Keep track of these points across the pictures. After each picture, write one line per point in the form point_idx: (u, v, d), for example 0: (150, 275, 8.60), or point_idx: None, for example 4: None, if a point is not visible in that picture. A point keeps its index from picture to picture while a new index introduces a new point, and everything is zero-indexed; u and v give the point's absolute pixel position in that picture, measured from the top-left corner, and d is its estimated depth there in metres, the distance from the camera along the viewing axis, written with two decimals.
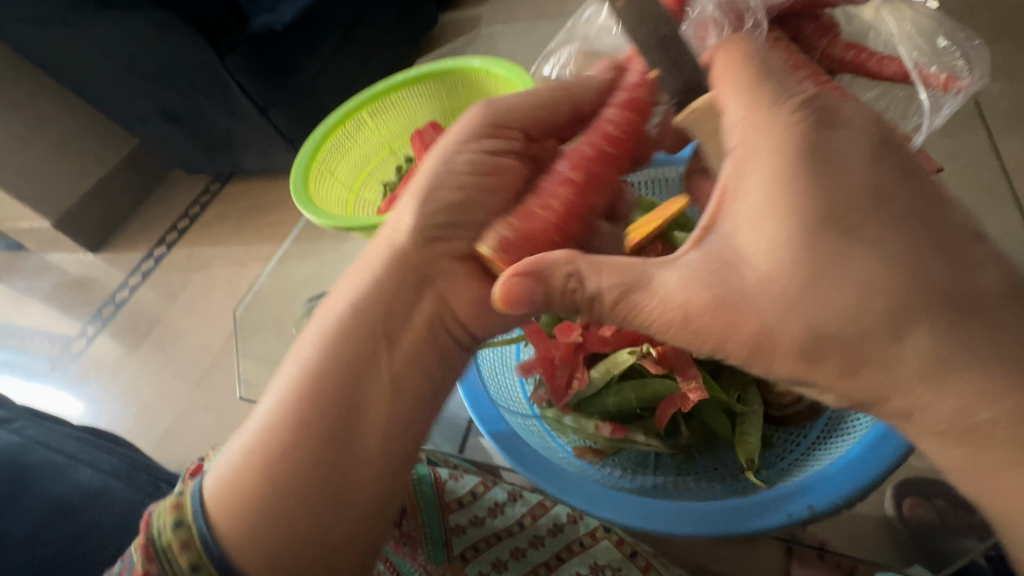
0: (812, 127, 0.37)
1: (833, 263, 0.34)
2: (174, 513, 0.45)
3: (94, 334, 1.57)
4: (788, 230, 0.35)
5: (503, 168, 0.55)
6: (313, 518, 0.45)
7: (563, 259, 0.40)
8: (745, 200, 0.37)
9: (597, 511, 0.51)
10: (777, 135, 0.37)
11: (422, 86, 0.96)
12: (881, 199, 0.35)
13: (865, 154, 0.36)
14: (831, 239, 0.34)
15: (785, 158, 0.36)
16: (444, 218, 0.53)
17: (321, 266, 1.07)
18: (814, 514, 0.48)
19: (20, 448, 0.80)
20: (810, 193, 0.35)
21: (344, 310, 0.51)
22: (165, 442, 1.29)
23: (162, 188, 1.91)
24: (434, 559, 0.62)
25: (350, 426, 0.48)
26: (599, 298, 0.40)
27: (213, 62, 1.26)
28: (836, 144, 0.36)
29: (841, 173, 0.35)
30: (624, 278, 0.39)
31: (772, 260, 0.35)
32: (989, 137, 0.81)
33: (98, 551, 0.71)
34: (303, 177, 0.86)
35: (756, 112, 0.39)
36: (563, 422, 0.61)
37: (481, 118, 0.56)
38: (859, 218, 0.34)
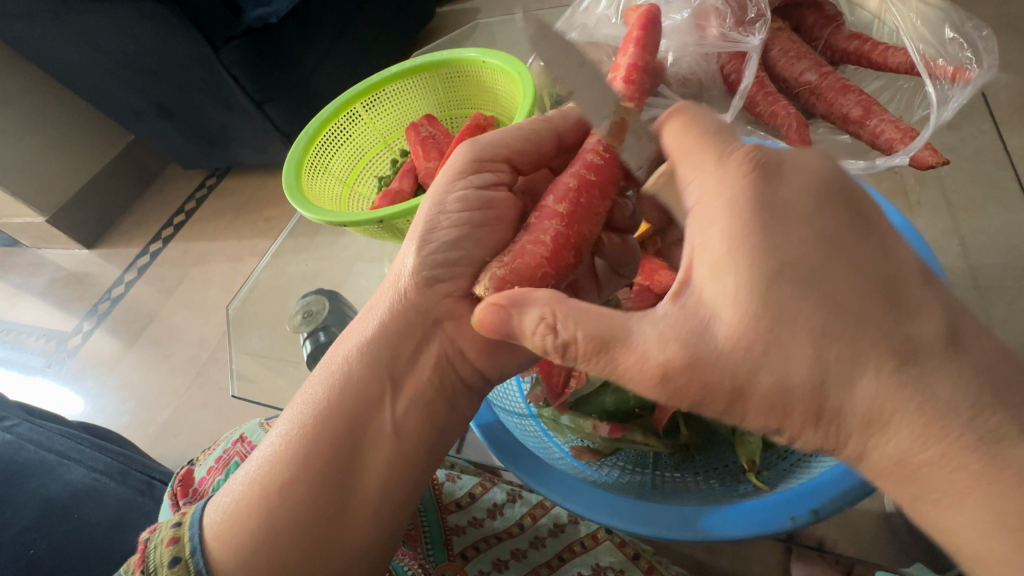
0: (756, 182, 0.34)
1: (798, 328, 0.31)
2: (172, 549, 0.47)
3: (90, 330, 1.55)
4: (748, 292, 0.32)
5: (496, 202, 0.52)
6: (311, 551, 0.47)
7: (535, 309, 0.38)
8: (704, 255, 0.35)
9: (596, 516, 0.50)
10: (727, 190, 0.35)
11: (418, 78, 0.95)
12: (838, 254, 0.32)
13: (815, 203, 0.33)
14: (791, 299, 0.31)
15: (737, 215, 0.33)
16: (442, 258, 0.50)
17: (317, 261, 1.06)
18: (820, 518, 0.46)
19: (12, 447, 0.80)
20: (764, 251, 0.32)
21: (352, 350, 0.52)
22: (162, 438, 1.28)
23: (158, 183, 1.90)
24: (433, 557, 0.61)
25: (353, 464, 0.49)
26: (572, 346, 0.37)
27: (207, 55, 1.24)
28: (786, 195, 0.33)
29: (793, 226, 0.32)
30: (601, 330, 0.36)
31: (736, 320, 0.32)
32: (995, 129, 0.80)
33: (92, 549, 0.70)
34: (296, 170, 0.84)
35: (701, 164, 0.37)
36: (560, 422, 0.61)
37: (466, 155, 0.53)
38: (817, 279, 0.31)
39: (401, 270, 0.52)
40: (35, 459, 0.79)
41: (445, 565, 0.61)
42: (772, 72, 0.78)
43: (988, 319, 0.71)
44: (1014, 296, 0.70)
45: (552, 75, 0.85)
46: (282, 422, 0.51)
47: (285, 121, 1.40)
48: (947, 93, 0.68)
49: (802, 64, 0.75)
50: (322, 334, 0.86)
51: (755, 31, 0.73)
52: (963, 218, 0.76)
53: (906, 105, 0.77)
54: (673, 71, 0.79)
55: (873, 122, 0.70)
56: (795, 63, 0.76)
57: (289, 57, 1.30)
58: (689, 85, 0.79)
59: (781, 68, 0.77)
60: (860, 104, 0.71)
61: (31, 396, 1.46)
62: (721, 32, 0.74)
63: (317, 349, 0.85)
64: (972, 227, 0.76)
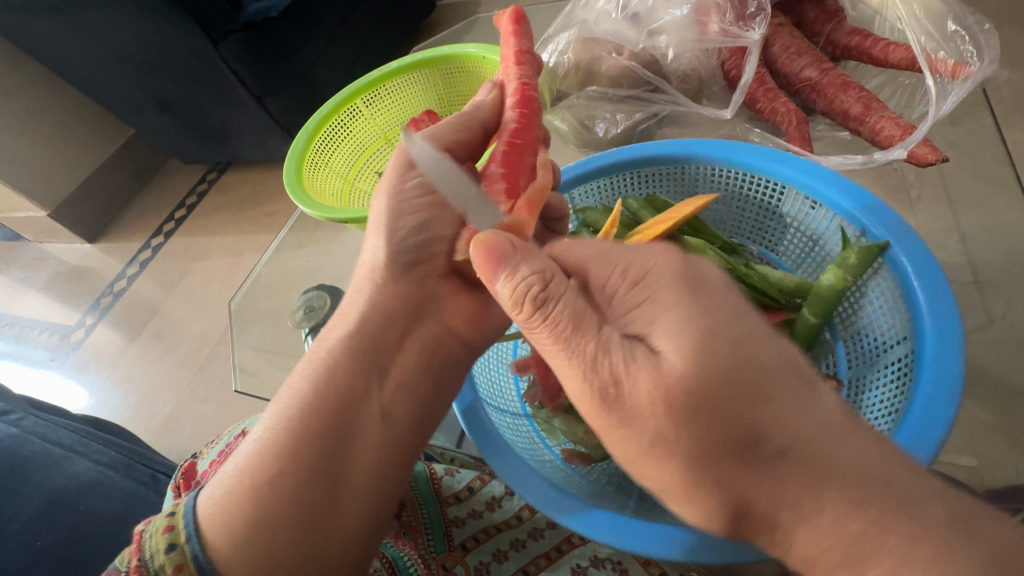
0: (678, 259, 0.42)
1: (722, 403, 0.35)
2: (168, 536, 0.44)
3: (93, 324, 1.56)
4: (686, 349, 0.36)
5: (447, 185, 0.59)
6: (305, 539, 0.46)
7: (537, 264, 0.42)
8: (646, 305, 0.40)
9: (575, 524, 0.51)
10: (662, 265, 0.41)
11: (419, 73, 0.95)
12: (742, 326, 0.38)
13: (720, 282, 0.41)
14: (720, 355, 0.36)
15: (676, 292, 0.39)
16: (414, 243, 0.57)
17: (319, 256, 1.07)
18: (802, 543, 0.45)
19: (17, 439, 0.81)
20: (698, 314, 0.38)
21: (336, 344, 0.55)
22: (166, 431, 1.29)
23: (159, 178, 1.90)
24: (433, 548, 0.61)
25: (341, 454, 0.50)
26: (552, 303, 0.40)
27: (207, 50, 1.25)
28: (703, 274, 0.41)
29: (710, 297, 0.39)
30: (575, 316, 0.40)
31: (681, 367, 0.36)
32: (996, 123, 0.80)
33: (97, 539, 0.71)
34: (296, 166, 0.85)
35: (620, 254, 0.43)
36: (553, 424, 0.62)
37: (408, 149, 0.58)
38: (733, 360, 0.36)
39: (374, 259, 0.57)
40: (40, 452, 0.80)
41: (446, 555, 0.61)
42: (773, 68, 0.78)
43: (988, 316, 0.72)
44: (1011, 293, 0.71)
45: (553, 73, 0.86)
46: (269, 414, 0.51)
47: (286, 116, 1.40)
48: (947, 88, 0.68)
49: (803, 60, 0.75)
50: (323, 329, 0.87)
51: (755, 26, 0.73)
52: (962, 215, 0.77)
53: (906, 101, 0.77)
54: (673, 67, 0.79)
55: (873, 119, 0.70)
56: (795, 60, 0.75)
57: (288, 52, 1.30)
58: (690, 81, 0.80)
59: (781, 64, 0.77)
60: (860, 101, 0.71)
61: (36, 390, 1.48)
62: (722, 27, 0.74)
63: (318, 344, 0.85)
64: (973, 224, 0.76)
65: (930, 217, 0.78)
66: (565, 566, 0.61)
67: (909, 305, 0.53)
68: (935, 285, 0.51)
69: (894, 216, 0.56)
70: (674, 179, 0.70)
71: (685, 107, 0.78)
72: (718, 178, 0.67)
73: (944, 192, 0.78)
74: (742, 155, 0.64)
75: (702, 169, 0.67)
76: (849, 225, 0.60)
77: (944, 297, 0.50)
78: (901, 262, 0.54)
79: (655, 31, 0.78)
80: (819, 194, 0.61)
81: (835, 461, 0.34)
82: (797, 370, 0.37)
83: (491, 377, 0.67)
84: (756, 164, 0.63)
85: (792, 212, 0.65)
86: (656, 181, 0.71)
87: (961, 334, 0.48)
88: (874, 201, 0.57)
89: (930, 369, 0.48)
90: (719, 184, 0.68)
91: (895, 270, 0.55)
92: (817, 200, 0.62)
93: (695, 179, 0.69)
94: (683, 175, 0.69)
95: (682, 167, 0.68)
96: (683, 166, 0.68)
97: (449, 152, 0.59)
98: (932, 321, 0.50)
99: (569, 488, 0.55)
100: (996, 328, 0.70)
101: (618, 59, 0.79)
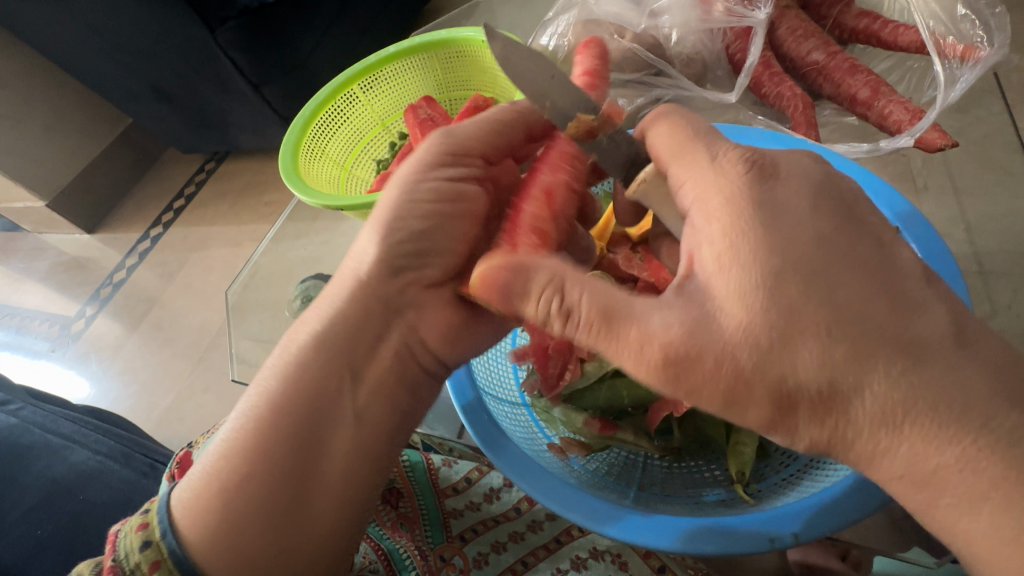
0: (752, 180, 0.39)
1: (806, 325, 0.35)
2: (142, 534, 0.46)
3: (92, 315, 1.56)
4: (744, 281, 0.36)
5: (467, 195, 0.54)
6: (275, 540, 0.46)
7: (541, 276, 0.40)
8: (706, 247, 0.38)
9: (567, 514, 0.51)
10: (722, 188, 0.39)
11: (415, 58, 0.93)
12: (833, 252, 0.36)
13: (808, 203, 0.38)
14: (797, 293, 0.35)
15: (739, 210, 0.38)
16: (412, 249, 0.52)
17: (317, 245, 1.06)
18: (799, 541, 0.45)
19: (16, 429, 0.81)
20: (766, 249, 0.36)
21: (304, 342, 0.52)
22: (166, 422, 1.29)
23: (157, 168, 1.88)
24: (431, 540, 0.61)
25: (309, 455, 0.48)
26: (575, 312, 0.39)
27: (203, 36, 1.23)
28: (782, 196, 0.38)
29: (791, 223, 0.37)
30: (602, 303, 0.38)
31: (744, 314, 0.35)
32: (1007, 110, 0.79)
33: (95, 530, 0.71)
34: (293, 153, 0.84)
35: (688, 168, 0.41)
36: (552, 414, 0.60)
37: (439, 146, 0.54)
38: (817, 262, 0.35)
39: (362, 262, 0.53)
40: (39, 442, 0.80)
41: (444, 546, 0.61)
42: (779, 52, 0.77)
43: (992, 306, 0.71)
44: (1017, 283, 0.70)
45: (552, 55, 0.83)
46: (237, 414, 0.50)
47: (284, 104, 1.39)
48: (955, 73, 0.66)
49: (809, 43, 0.73)
50: None
51: (761, 5, 0.72)
52: (970, 203, 0.75)
53: (915, 86, 0.75)
54: (676, 50, 0.78)
55: (881, 104, 0.68)
56: (802, 43, 0.74)
57: (285, 37, 1.27)
58: (694, 65, 0.78)
59: (788, 47, 0.75)
60: (868, 85, 0.69)
61: (37, 380, 1.48)
62: (727, 6, 0.73)
63: None
64: (980, 213, 0.74)
65: (936, 206, 0.76)
66: (564, 557, 0.61)
67: None
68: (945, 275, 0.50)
69: (902, 203, 0.55)
70: None
71: (688, 91, 0.76)
72: None
73: (951, 180, 0.77)
74: (748, 139, 0.63)
75: None
76: None
77: (955, 286, 0.49)
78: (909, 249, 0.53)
79: (657, 11, 0.77)
80: None
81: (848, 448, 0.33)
82: (901, 292, 0.35)
83: (489, 365, 0.65)
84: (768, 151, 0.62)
85: None
86: None
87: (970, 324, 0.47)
88: (887, 193, 0.56)
89: None
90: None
91: None
92: None
93: None
94: None
95: None
96: None
97: (477, 160, 0.55)
98: None
99: (571, 478, 0.55)
100: (1002, 319, 0.69)
101: (620, 41, 0.77)
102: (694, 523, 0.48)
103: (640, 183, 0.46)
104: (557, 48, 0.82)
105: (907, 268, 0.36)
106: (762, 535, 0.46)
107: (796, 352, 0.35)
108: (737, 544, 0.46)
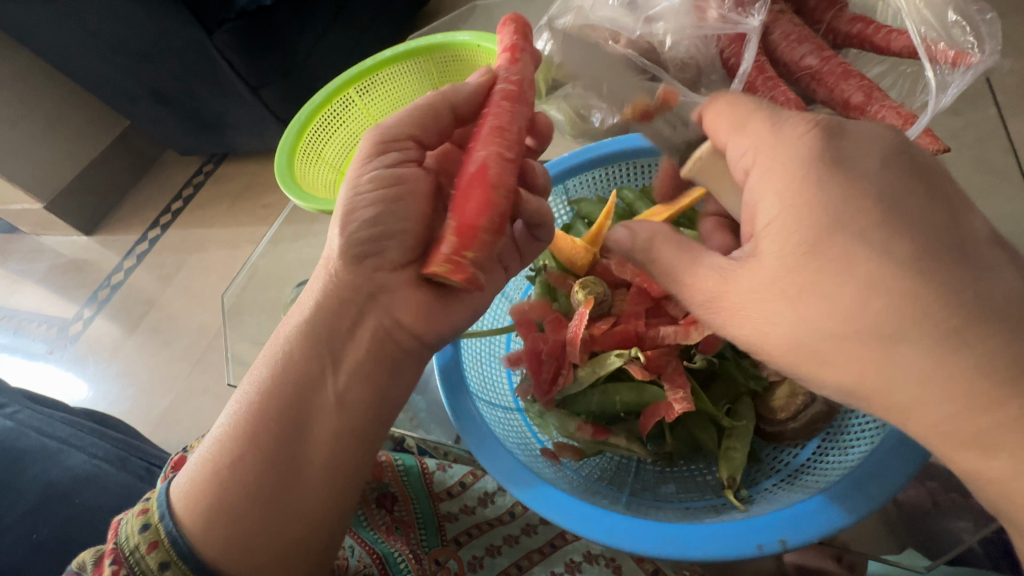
0: (817, 141, 0.40)
1: (857, 271, 0.37)
2: (141, 518, 0.48)
3: (90, 317, 1.56)
4: (795, 241, 0.39)
5: (405, 177, 0.54)
6: (268, 523, 0.47)
7: (609, 244, 0.48)
8: (765, 203, 0.41)
9: (553, 518, 0.51)
10: (784, 151, 0.41)
11: (411, 62, 0.93)
12: (894, 210, 0.37)
13: (874, 163, 0.39)
14: (844, 245, 0.37)
15: (805, 170, 0.39)
16: (365, 236, 0.51)
17: (314, 248, 1.06)
18: (787, 548, 0.46)
19: (13, 432, 0.81)
20: (819, 205, 0.38)
21: (290, 335, 0.52)
22: (164, 424, 1.29)
23: (155, 170, 1.88)
24: (426, 543, 0.61)
25: (296, 441, 0.49)
26: (631, 275, 0.47)
27: (200, 39, 1.23)
28: (851, 154, 0.39)
29: (855, 180, 0.38)
30: (672, 252, 0.46)
31: (779, 264, 0.39)
32: (1001, 113, 0.79)
33: (91, 533, 0.71)
34: (288, 158, 0.84)
35: (756, 132, 0.43)
36: (546, 419, 0.59)
37: (372, 140, 0.55)
38: (871, 221, 0.37)
39: (327, 255, 0.53)
40: (36, 445, 0.80)
41: (438, 550, 0.61)
42: (772, 56, 0.77)
43: None
44: None
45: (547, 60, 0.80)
46: (232, 406, 0.51)
47: (282, 107, 1.39)
48: (947, 78, 0.66)
49: (803, 48, 0.74)
50: None
51: (755, 12, 0.73)
52: None
53: (908, 92, 0.76)
54: (670, 55, 0.77)
55: (874, 108, 0.68)
56: (796, 48, 0.74)
57: (282, 39, 1.27)
58: (688, 69, 0.78)
59: (781, 52, 0.75)
60: (861, 90, 0.69)
61: (35, 382, 1.48)
62: (721, 13, 0.73)
63: None
64: None
65: None
66: (558, 561, 0.61)
67: None
68: None
69: None
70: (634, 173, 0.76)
71: (683, 97, 0.75)
72: None
73: None
74: None
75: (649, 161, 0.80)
76: None
77: None
78: None
79: (652, 17, 0.77)
80: None
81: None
82: (964, 250, 0.37)
83: (482, 370, 0.66)
84: None
85: None
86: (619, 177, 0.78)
87: None
88: None
89: None
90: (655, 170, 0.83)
91: None
92: None
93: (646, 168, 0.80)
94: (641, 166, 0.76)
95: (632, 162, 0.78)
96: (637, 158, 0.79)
97: (409, 145, 0.56)
98: None
99: (561, 483, 0.55)
100: None
101: (613, 47, 0.77)
102: (683, 528, 0.49)
103: (698, 160, 0.49)
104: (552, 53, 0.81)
105: (976, 233, 0.38)
106: (750, 540, 0.46)
107: (830, 297, 0.38)
108: (726, 551, 0.46)
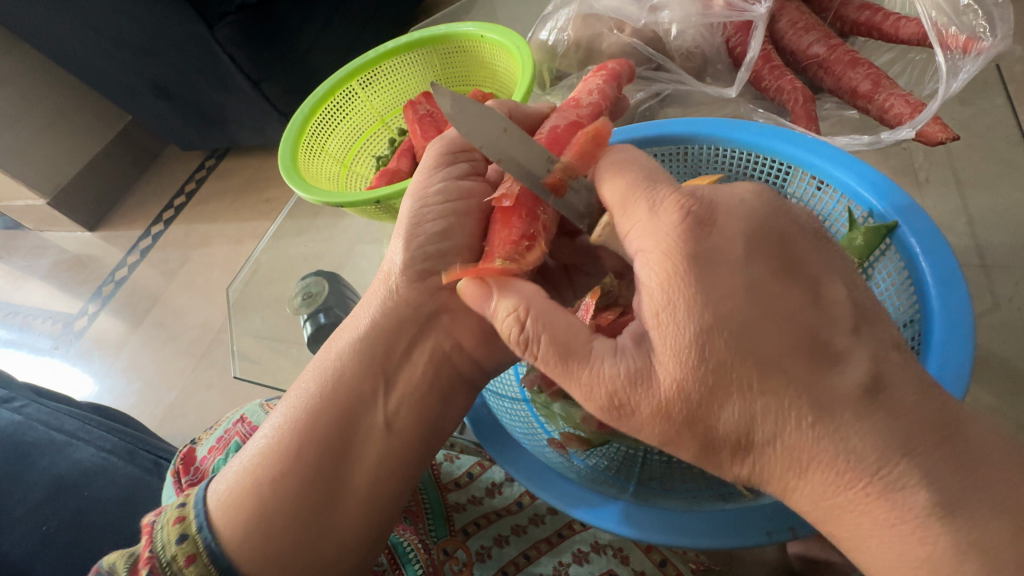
0: (689, 230, 0.36)
1: (733, 374, 0.34)
2: (179, 527, 0.48)
3: (95, 312, 1.56)
4: (681, 351, 0.35)
5: (474, 191, 0.54)
6: (306, 539, 0.48)
7: (511, 301, 0.41)
8: (648, 293, 0.37)
9: (564, 506, 0.52)
10: (661, 243, 0.36)
11: (416, 52, 0.93)
12: (761, 301, 0.34)
13: (745, 246, 0.35)
14: (724, 348, 0.34)
15: (675, 265, 0.35)
16: (434, 250, 0.53)
17: (318, 242, 1.06)
18: (796, 537, 0.45)
19: (20, 427, 0.82)
20: (699, 303, 0.34)
21: (345, 350, 0.53)
22: (169, 418, 1.30)
23: (157, 165, 1.88)
24: (434, 533, 0.61)
25: (341, 455, 0.50)
26: (534, 343, 0.41)
27: (202, 33, 1.22)
28: (718, 243, 0.35)
29: (722, 277, 0.35)
30: (558, 345, 0.40)
31: (675, 371, 0.35)
32: (1010, 102, 0.78)
33: (101, 528, 0.72)
34: (292, 148, 0.83)
35: (638, 214, 0.39)
36: (551, 409, 0.59)
37: (436, 150, 0.55)
38: (729, 330, 0.34)
39: (392, 266, 0.54)
40: (43, 440, 0.80)
41: (447, 540, 0.62)
42: (779, 45, 0.77)
43: (993, 299, 0.70)
44: (1019, 275, 0.70)
45: (552, 50, 0.83)
46: (280, 415, 0.52)
47: (283, 101, 1.38)
48: (958, 65, 0.66)
49: (810, 36, 0.73)
50: (322, 316, 0.86)
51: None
52: (973, 198, 0.75)
53: (917, 79, 0.74)
54: (676, 44, 0.78)
55: (882, 96, 0.68)
56: (803, 36, 0.73)
57: (284, 33, 1.27)
58: (693, 59, 0.79)
59: (789, 40, 0.75)
60: (869, 78, 0.68)
61: (41, 378, 1.48)
62: (727, 1, 0.72)
63: (318, 331, 0.85)
64: (982, 206, 0.74)
65: (938, 199, 0.76)
66: (566, 551, 0.61)
67: (918, 287, 0.52)
68: (944, 266, 0.50)
69: (903, 196, 0.55)
70: (681, 159, 0.68)
71: (688, 86, 0.77)
72: (721, 158, 0.65)
73: (953, 173, 0.76)
74: (747, 133, 0.62)
75: (704, 149, 0.66)
76: (858, 206, 0.58)
77: (955, 276, 0.49)
78: (908, 242, 0.53)
79: (657, 5, 0.75)
80: (827, 173, 0.59)
81: (854, 428, 0.33)
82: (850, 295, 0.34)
83: None
84: (767, 145, 0.62)
85: (796, 196, 0.64)
86: (658, 161, 0.69)
87: (970, 315, 0.47)
88: (888, 185, 0.55)
89: (938, 355, 0.47)
90: (723, 165, 0.66)
91: (902, 252, 0.54)
92: (824, 179, 0.60)
93: (698, 159, 0.67)
94: (687, 154, 0.67)
95: (685, 147, 0.66)
96: (686, 146, 0.66)
97: (477, 156, 0.57)
98: (941, 303, 0.49)
99: (571, 475, 0.55)
100: (1003, 311, 0.70)
101: (619, 36, 0.78)
102: (706, 517, 0.49)
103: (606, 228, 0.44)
104: (557, 43, 0.82)
105: None
106: (759, 530, 0.46)
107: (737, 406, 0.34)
108: (734, 538, 0.47)
